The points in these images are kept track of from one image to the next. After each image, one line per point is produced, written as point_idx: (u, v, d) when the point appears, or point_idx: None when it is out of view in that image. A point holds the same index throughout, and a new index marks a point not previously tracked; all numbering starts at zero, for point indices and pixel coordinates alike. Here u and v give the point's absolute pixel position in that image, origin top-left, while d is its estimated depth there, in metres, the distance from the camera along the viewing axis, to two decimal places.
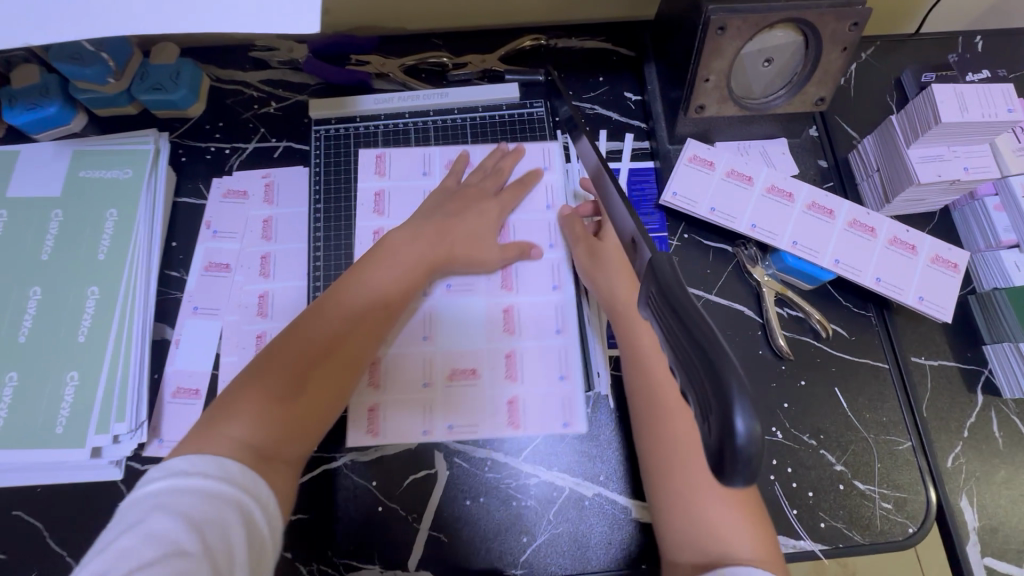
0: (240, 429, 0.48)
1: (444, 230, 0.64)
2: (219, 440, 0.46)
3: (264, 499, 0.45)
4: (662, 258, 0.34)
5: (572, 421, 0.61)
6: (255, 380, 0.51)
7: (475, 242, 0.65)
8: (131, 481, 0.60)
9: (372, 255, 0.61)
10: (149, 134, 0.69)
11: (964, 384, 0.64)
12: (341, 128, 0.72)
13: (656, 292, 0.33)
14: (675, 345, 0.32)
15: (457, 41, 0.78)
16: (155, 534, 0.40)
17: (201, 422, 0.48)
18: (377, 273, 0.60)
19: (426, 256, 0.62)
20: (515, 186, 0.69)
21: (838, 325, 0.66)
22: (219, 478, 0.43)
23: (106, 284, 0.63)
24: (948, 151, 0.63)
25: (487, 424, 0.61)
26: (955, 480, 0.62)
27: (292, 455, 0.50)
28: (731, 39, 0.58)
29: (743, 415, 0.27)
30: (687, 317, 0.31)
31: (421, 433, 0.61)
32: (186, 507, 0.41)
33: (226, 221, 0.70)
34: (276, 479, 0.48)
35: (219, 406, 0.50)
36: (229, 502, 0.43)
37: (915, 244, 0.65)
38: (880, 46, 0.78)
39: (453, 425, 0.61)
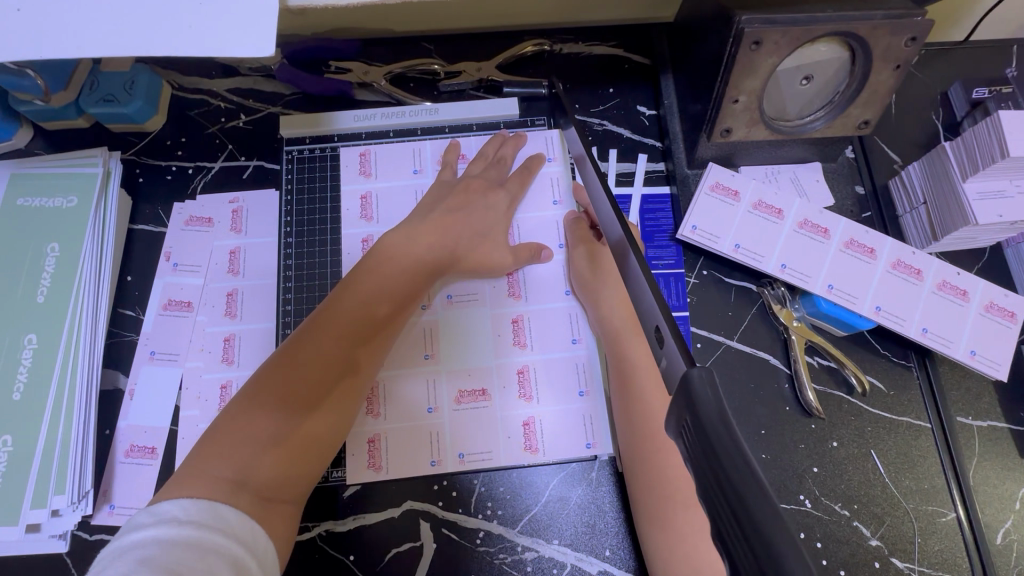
0: (234, 470, 0.42)
1: (447, 225, 0.58)
2: (209, 486, 0.41)
3: (262, 554, 0.40)
4: (699, 374, 0.27)
5: (595, 442, 0.56)
6: (244, 412, 0.45)
7: (483, 245, 0.58)
8: (77, 554, 0.53)
9: (369, 264, 0.54)
10: (98, 154, 0.61)
11: (1015, 447, 0.58)
12: (316, 148, 0.64)
13: (694, 430, 0.26)
14: (714, 517, 0.25)
15: (449, 46, 0.69)
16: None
17: (186, 461, 0.43)
18: (379, 283, 0.53)
19: (428, 261, 0.56)
20: (519, 179, 0.62)
21: (874, 378, 0.59)
22: (213, 529, 0.38)
23: (46, 330, 0.56)
24: (1011, 185, 0.55)
25: (502, 449, 0.56)
26: (1005, 558, 0.55)
27: (289, 493, 0.46)
28: (767, 55, 0.50)
29: None
30: (746, 494, 0.23)
31: (430, 462, 0.55)
32: (173, 560, 0.35)
33: (186, 251, 0.62)
34: (274, 523, 0.43)
35: (205, 441, 0.44)
36: (223, 555, 0.37)
37: (967, 289, 0.57)
38: (925, 55, 0.69)
39: (465, 452, 0.56)
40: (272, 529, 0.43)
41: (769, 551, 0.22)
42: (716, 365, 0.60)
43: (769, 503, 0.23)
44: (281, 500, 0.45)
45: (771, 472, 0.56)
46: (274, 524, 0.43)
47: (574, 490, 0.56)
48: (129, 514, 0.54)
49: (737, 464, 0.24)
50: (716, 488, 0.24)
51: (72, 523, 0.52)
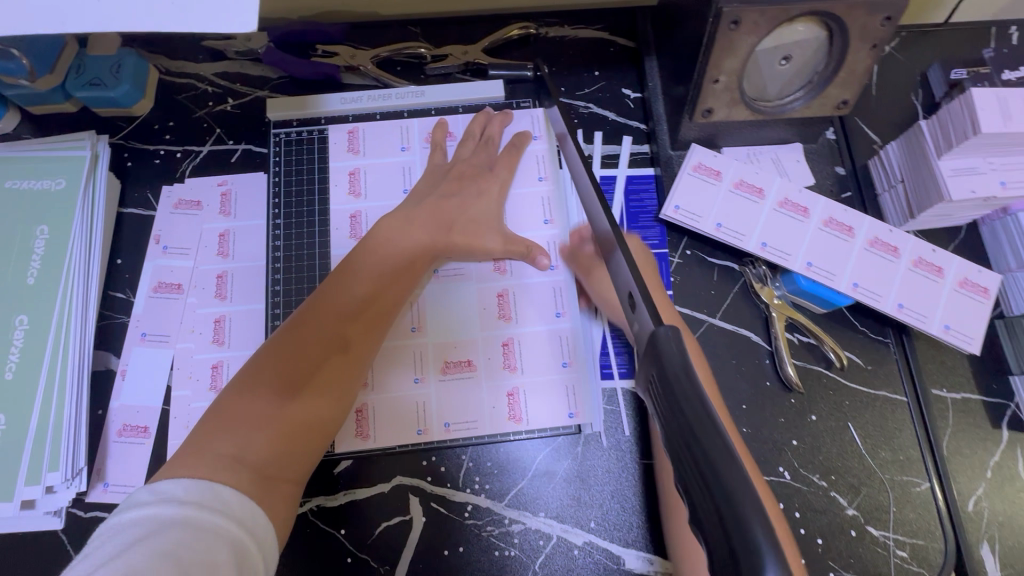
0: (235, 449, 0.43)
1: (438, 212, 0.58)
2: (208, 467, 0.41)
3: (262, 536, 0.40)
4: (667, 337, 0.28)
5: (578, 411, 0.57)
6: (245, 392, 0.46)
7: (475, 229, 0.58)
8: (71, 531, 0.54)
9: (365, 248, 0.55)
10: (85, 137, 0.61)
11: (987, 418, 0.59)
12: (303, 131, 0.64)
13: (662, 390, 0.28)
14: (680, 472, 0.26)
15: (436, 30, 0.69)
16: (134, 566, 0.33)
17: (189, 442, 0.44)
18: (374, 267, 0.54)
19: (419, 245, 0.56)
20: (505, 160, 0.62)
21: (852, 353, 0.61)
22: (213, 510, 0.38)
23: (36, 312, 0.56)
24: (984, 163, 0.57)
25: (487, 420, 0.57)
26: (976, 525, 0.57)
27: (292, 474, 0.46)
28: (745, 34, 0.51)
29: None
30: (704, 440, 0.24)
31: (416, 431, 0.57)
32: (173, 539, 0.35)
33: (176, 235, 0.63)
34: (274, 502, 0.43)
35: (208, 419, 0.46)
36: (223, 537, 0.37)
37: (942, 265, 0.58)
38: (905, 38, 0.70)
39: (450, 421, 0.57)
40: (272, 509, 0.43)
41: (727, 497, 0.23)
42: (698, 342, 0.61)
43: (734, 461, 0.24)
44: (283, 479, 0.45)
45: (751, 446, 0.58)
46: (275, 503, 0.44)
47: (560, 464, 0.57)
48: (123, 491, 0.55)
49: (699, 416, 0.25)
50: (682, 442, 0.25)
51: (67, 499, 0.53)
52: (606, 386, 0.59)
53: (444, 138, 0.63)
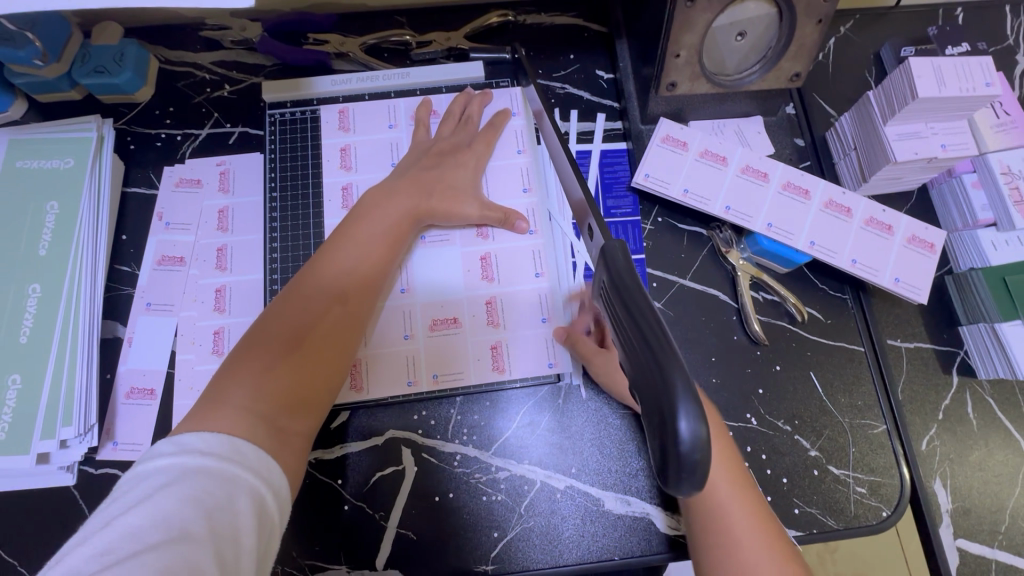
0: (249, 401, 0.45)
1: (420, 181, 0.61)
2: (226, 421, 0.42)
3: (279, 488, 0.41)
4: (616, 246, 0.36)
5: (557, 361, 0.61)
6: (255, 348, 0.48)
7: (454, 196, 0.62)
8: (84, 487, 0.57)
9: (358, 215, 0.58)
10: (92, 120, 0.65)
11: (939, 365, 0.64)
12: (296, 112, 0.68)
13: (614, 289, 0.34)
14: (629, 349, 0.33)
15: (421, 19, 0.74)
16: (162, 513, 0.35)
17: (202, 399, 0.44)
18: (366, 233, 0.57)
19: (406, 212, 0.59)
20: (486, 137, 0.67)
21: (813, 309, 0.65)
22: (233, 461, 0.39)
23: (48, 282, 0.60)
24: (926, 128, 0.62)
25: (473, 371, 0.61)
26: (929, 463, 0.61)
27: (301, 428, 0.47)
28: (701, 12, 0.55)
29: (686, 417, 0.29)
30: (644, 323, 0.31)
31: (407, 382, 0.61)
32: (198, 490, 0.36)
33: (178, 211, 0.66)
34: (287, 455, 0.44)
35: (219, 379, 0.46)
36: (244, 488, 0.38)
37: (892, 224, 0.63)
38: (859, 20, 0.75)
39: (438, 373, 0.61)
40: (285, 461, 0.44)
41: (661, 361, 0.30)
42: (670, 302, 0.65)
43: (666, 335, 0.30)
44: (295, 432, 0.46)
45: (719, 396, 0.62)
46: (289, 457, 0.44)
47: (543, 416, 0.61)
48: (132, 449, 0.59)
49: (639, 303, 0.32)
50: (631, 325, 0.32)
51: (79, 454, 0.57)
52: None
53: (428, 115, 0.67)
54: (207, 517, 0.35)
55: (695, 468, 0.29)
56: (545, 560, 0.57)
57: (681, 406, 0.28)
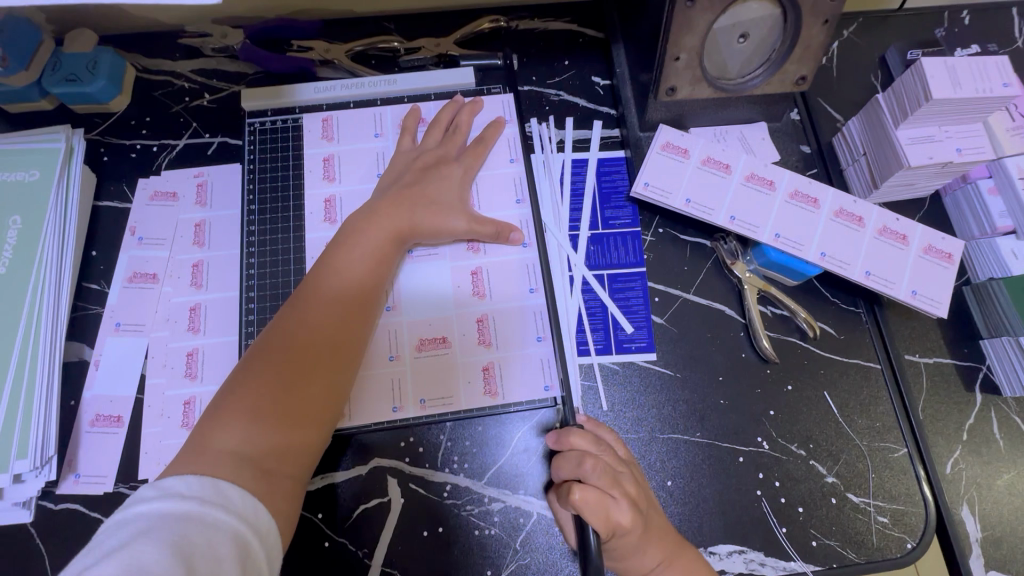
0: (237, 443, 0.44)
1: (406, 197, 0.58)
2: (214, 465, 0.42)
3: (265, 532, 0.40)
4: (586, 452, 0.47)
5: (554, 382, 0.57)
6: (242, 386, 0.46)
7: (443, 209, 0.59)
8: (41, 524, 0.53)
9: (344, 237, 0.55)
10: (60, 131, 0.62)
11: (962, 383, 0.60)
12: (278, 120, 0.65)
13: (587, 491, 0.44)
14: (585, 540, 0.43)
15: (410, 25, 0.72)
16: (136, 562, 0.34)
17: (190, 442, 0.43)
18: (352, 257, 0.54)
19: (392, 231, 0.56)
20: (477, 144, 0.63)
21: (825, 324, 0.61)
22: (216, 505, 0.39)
23: (7, 301, 0.56)
24: (939, 131, 0.58)
25: (463, 394, 0.57)
26: (955, 488, 0.57)
27: (294, 467, 0.46)
28: (701, 12, 0.52)
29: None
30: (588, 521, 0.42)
31: (391, 407, 0.56)
32: (177, 535, 0.36)
33: (151, 226, 0.63)
34: (278, 498, 0.43)
35: (207, 418, 0.45)
36: (225, 532, 0.37)
37: (906, 233, 0.60)
38: (863, 23, 0.73)
39: (425, 398, 0.57)
40: (274, 505, 0.43)
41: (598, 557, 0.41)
42: (673, 318, 0.62)
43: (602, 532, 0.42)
44: (284, 473, 0.45)
45: (726, 418, 0.58)
46: (279, 501, 0.43)
47: (540, 442, 0.57)
48: (95, 482, 0.55)
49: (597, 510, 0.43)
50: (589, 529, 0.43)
51: (36, 488, 0.52)
52: (583, 362, 0.60)
53: (416, 122, 0.64)
54: (183, 564, 0.34)
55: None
56: None
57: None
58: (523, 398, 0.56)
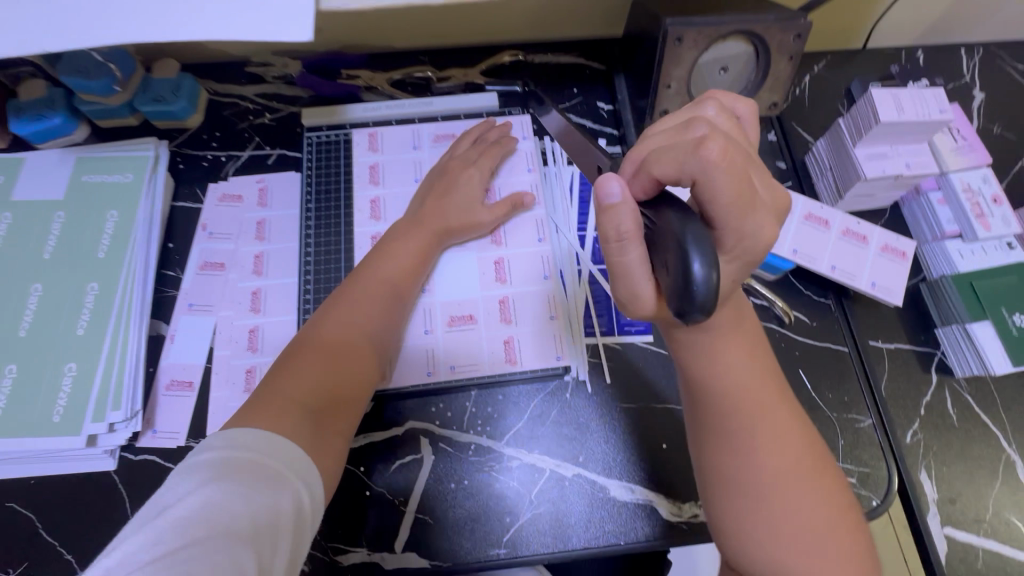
0: (291, 404, 0.51)
1: (438, 206, 0.69)
2: (273, 419, 0.49)
3: (312, 483, 0.47)
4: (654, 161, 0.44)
5: (564, 354, 0.66)
6: (297, 359, 0.55)
7: (467, 210, 0.69)
8: (124, 471, 0.62)
9: (392, 240, 0.67)
10: (149, 142, 0.73)
11: (920, 365, 0.69)
12: (332, 134, 0.76)
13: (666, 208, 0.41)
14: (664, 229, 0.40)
15: (441, 58, 0.84)
16: (209, 507, 0.39)
17: (253, 398, 0.51)
18: (395, 258, 0.65)
19: (431, 234, 0.67)
20: (493, 147, 0.74)
21: (800, 312, 0.71)
22: (272, 458, 0.45)
23: (105, 281, 0.67)
24: (890, 149, 0.69)
25: (486, 362, 0.66)
26: (914, 454, 0.65)
27: (336, 431, 0.53)
28: (688, 48, 0.64)
29: (699, 260, 0.37)
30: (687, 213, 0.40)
31: (425, 372, 0.65)
32: (241, 485, 0.41)
33: (220, 222, 0.73)
34: (323, 454, 0.50)
35: (267, 382, 0.53)
36: (281, 485, 0.43)
37: (866, 234, 0.70)
38: (830, 60, 0.85)
39: (454, 364, 0.66)
40: (320, 461, 0.49)
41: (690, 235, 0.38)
42: None
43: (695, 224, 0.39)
44: (328, 433, 0.52)
45: None
46: (325, 458, 0.50)
47: (551, 408, 0.66)
48: (170, 437, 0.63)
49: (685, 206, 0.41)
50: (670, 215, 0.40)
51: (124, 438, 0.62)
52: (589, 340, 0.69)
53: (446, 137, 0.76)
54: (248, 510, 0.40)
55: (707, 304, 0.37)
56: (553, 544, 0.60)
57: (697, 252, 0.37)
58: (538, 365, 0.65)
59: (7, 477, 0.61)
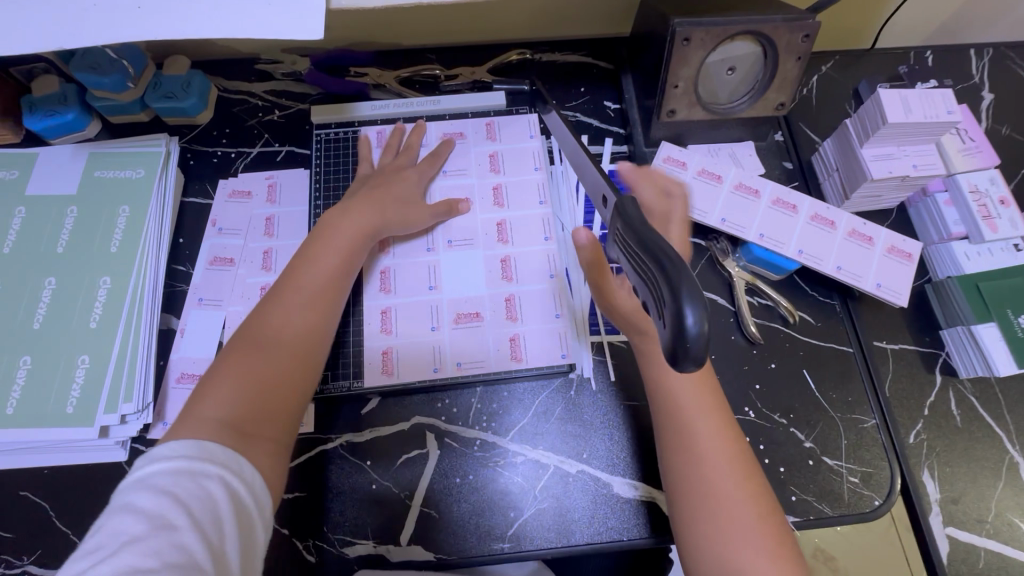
0: (220, 414, 0.49)
1: (375, 199, 0.68)
2: (198, 431, 0.47)
3: (247, 479, 0.46)
4: (629, 202, 0.43)
5: (570, 351, 0.67)
6: (224, 366, 0.53)
7: (405, 204, 0.70)
8: (135, 462, 0.63)
9: (318, 234, 0.65)
10: (161, 138, 0.74)
11: (924, 366, 0.69)
12: (340, 132, 0.77)
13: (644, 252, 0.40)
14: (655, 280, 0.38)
15: (448, 56, 0.84)
16: (145, 510, 0.41)
17: (179, 416, 0.49)
18: (323, 256, 0.62)
19: (362, 226, 0.65)
20: (431, 156, 0.75)
21: (805, 312, 0.71)
22: (202, 459, 0.44)
23: (117, 275, 0.68)
24: (898, 150, 0.69)
25: (492, 359, 0.66)
26: (917, 455, 0.66)
27: (271, 433, 0.51)
28: (695, 49, 0.64)
29: (692, 310, 0.34)
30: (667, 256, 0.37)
31: (432, 368, 0.66)
32: (172, 484, 0.42)
33: (230, 218, 0.74)
34: (258, 455, 0.48)
35: (193, 399, 0.51)
36: (214, 480, 0.44)
37: (872, 235, 0.70)
38: (839, 60, 0.85)
39: (462, 361, 0.66)
40: (257, 461, 0.48)
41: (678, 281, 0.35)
42: None
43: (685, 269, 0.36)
44: (261, 436, 0.50)
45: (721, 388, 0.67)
46: (261, 457, 0.49)
47: (556, 405, 0.67)
48: None
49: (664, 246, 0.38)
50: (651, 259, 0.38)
51: (136, 429, 0.63)
52: (594, 339, 0.69)
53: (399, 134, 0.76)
54: (181, 505, 0.41)
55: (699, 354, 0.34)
56: (557, 539, 0.61)
57: (687, 303, 0.34)
58: (543, 363, 0.66)
59: (21, 466, 0.62)
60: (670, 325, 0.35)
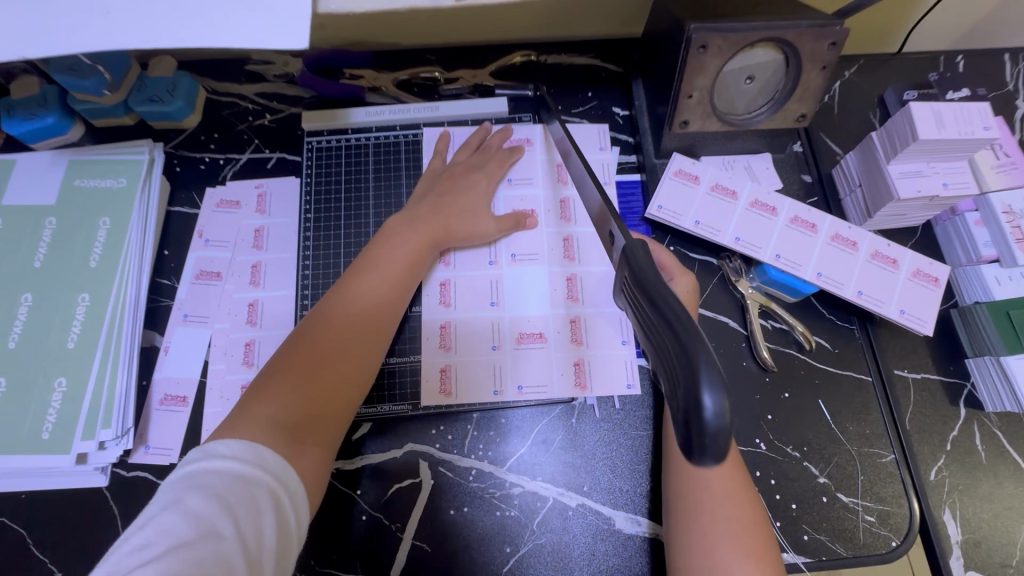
0: (276, 412, 0.49)
1: (438, 206, 0.66)
2: (253, 430, 0.46)
3: (291, 490, 0.45)
4: (640, 249, 0.40)
5: (635, 382, 0.64)
6: (287, 358, 0.52)
7: (471, 216, 0.68)
8: (114, 488, 0.60)
9: (383, 236, 0.63)
10: (144, 144, 0.70)
11: (947, 398, 0.65)
12: (334, 139, 0.73)
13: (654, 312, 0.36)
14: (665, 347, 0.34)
15: (447, 56, 0.80)
16: (193, 515, 0.40)
17: (234, 407, 0.49)
18: (389, 253, 0.61)
19: (429, 233, 0.64)
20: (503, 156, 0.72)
21: (821, 338, 0.67)
22: (253, 464, 0.44)
23: (96, 292, 0.64)
24: (927, 167, 0.65)
25: (558, 385, 0.64)
26: (938, 493, 0.62)
27: (318, 437, 0.50)
28: (712, 57, 0.59)
29: (708, 389, 0.30)
30: (678, 320, 0.34)
31: (492, 391, 0.64)
32: (223, 490, 0.42)
33: (217, 230, 0.71)
34: (304, 462, 0.48)
35: (251, 390, 0.51)
36: (260, 491, 0.43)
37: (896, 258, 0.66)
38: (864, 64, 0.79)
39: (523, 384, 0.64)
40: (302, 467, 0.47)
41: (690, 357, 0.31)
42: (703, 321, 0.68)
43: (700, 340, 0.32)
44: (309, 437, 0.49)
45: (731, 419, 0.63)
46: (307, 464, 0.48)
47: (557, 433, 0.63)
48: (163, 454, 0.62)
49: (675, 306, 0.35)
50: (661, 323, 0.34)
51: (115, 455, 0.60)
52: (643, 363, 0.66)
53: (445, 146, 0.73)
54: (227, 514, 0.40)
55: (717, 439, 0.31)
56: None
57: (703, 384, 0.30)
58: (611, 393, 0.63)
59: None
60: (682, 400, 0.32)
